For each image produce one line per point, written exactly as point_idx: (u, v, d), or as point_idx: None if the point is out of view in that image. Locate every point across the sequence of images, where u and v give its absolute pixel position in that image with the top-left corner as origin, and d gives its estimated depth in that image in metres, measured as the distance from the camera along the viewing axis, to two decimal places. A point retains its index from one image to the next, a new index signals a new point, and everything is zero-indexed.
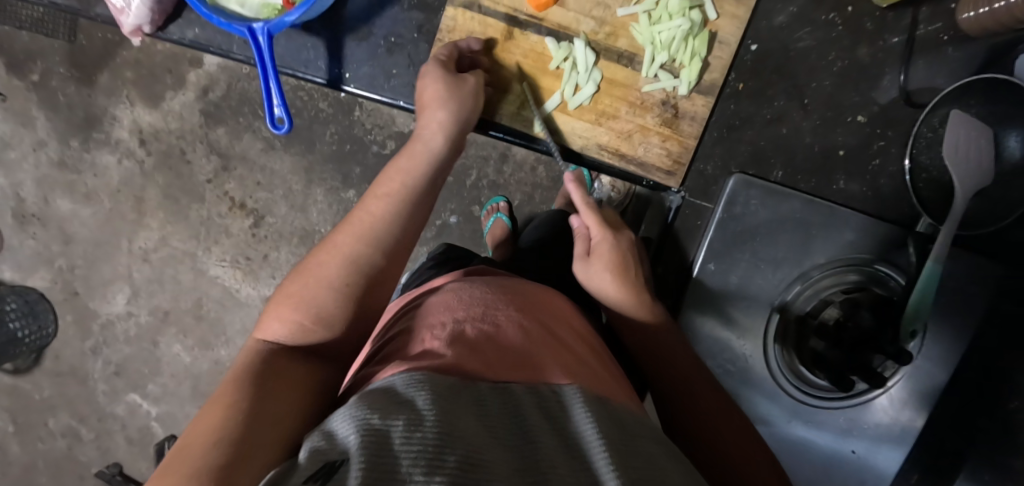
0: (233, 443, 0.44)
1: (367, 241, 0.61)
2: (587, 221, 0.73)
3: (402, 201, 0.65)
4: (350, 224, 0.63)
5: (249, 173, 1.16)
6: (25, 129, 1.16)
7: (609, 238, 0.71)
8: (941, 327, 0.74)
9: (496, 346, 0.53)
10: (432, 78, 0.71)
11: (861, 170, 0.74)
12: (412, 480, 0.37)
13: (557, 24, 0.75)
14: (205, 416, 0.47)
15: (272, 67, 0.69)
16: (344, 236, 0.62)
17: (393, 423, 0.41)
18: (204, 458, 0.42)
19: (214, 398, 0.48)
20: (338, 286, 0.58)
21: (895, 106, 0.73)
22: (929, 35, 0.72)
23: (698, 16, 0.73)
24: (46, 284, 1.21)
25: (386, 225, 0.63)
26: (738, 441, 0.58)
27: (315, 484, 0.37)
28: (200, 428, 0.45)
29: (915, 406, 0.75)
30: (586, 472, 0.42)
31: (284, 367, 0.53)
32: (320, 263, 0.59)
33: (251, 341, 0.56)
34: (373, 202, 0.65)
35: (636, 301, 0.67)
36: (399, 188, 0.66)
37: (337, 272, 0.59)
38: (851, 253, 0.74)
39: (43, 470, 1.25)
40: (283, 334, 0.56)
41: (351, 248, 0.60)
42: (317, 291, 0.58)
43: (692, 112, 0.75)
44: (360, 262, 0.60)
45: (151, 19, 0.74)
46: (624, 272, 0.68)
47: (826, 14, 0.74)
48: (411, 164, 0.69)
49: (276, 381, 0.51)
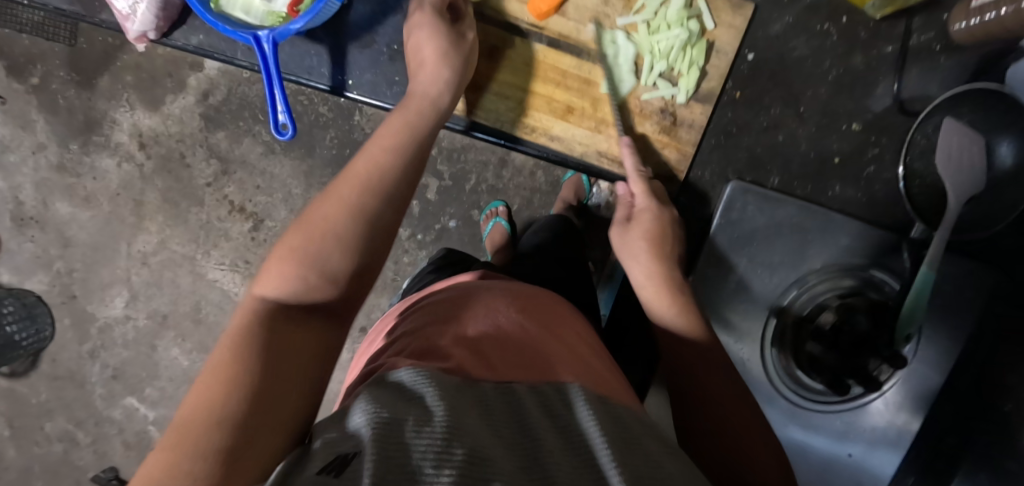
0: (239, 421, 0.42)
1: (370, 193, 0.58)
2: (633, 188, 0.74)
3: (406, 152, 0.62)
4: (350, 177, 0.59)
5: (249, 177, 1.16)
6: (24, 132, 1.16)
7: (654, 206, 0.72)
8: (936, 331, 0.75)
9: (501, 347, 0.54)
10: (428, 36, 0.70)
11: (856, 176, 0.76)
12: (421, 474, 0.38)
13: (558, 33, 0.76)
14: (202, 387, 0.45)
15: (276, 74, 0.69)
16: (346, 187, 0.58)
17: (402, 417, 0.41)
18: (208, 436, 0.41)
19: (211, 366, 0.46)
20: (343, 239, 0.55)
21: (889, 114, 0.75)
22: (922, 44, 0.73)
23: (696, 26, 0.74)
24: (44, 287, 1.21)
25: (388, 176, 0.60)
26: (744, 432, 0.55)
27: (328, 475, 0.37)
28: (198, 402, 0.44)
29: (911, 409, 0.75)
30: (590, 471, 0.43)
31: (285, 327, 0.50)
32: (324, 212, 0.56)
33: (248, 298, 0.52)
34: (375, 153, 0.61)
35: (665, 294, 0.66)
36: (403, 140, 0.63)
37: (342, 224, 0.55)
38: (846, 258, 0.75)
39: (39, 474, 1.25)
40: (283, 290, 0.52)
41: (353, 199, 0.57)
42: (320, 243, 0.54)
43: (690, 120, 0.76)
44: (364, 214, 0.57)
45: (156, 25, 0.74)
46: (660, 245, 0.70)
47: (821, 23, 0.75)
48: (413, 124, 0.66)
49: (280, 344, 0.48)
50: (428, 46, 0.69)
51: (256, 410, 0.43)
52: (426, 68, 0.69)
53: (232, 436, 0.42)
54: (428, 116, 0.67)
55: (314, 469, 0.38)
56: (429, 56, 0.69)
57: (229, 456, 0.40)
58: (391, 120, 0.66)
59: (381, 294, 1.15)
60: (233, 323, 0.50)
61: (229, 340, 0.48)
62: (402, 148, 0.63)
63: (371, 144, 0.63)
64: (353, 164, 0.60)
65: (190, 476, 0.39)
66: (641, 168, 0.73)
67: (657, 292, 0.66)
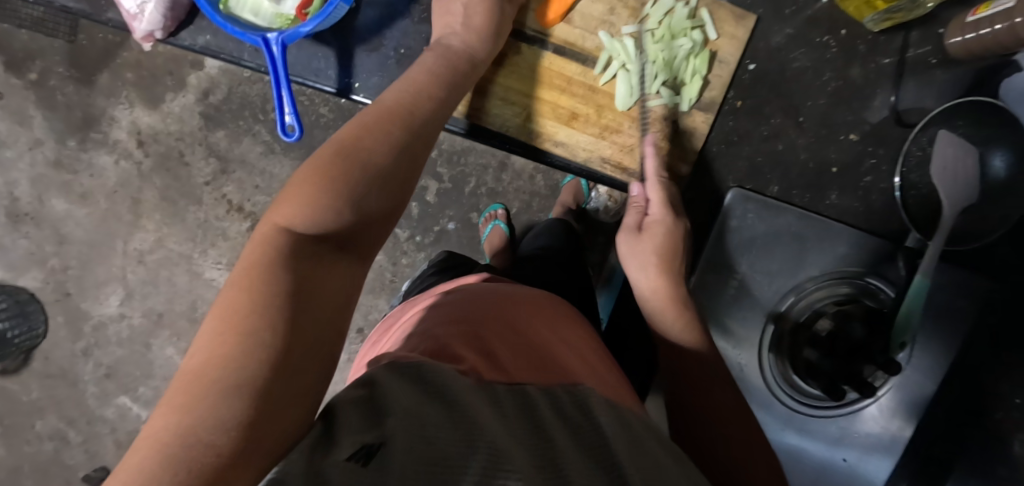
0: (259, 380, 0.41)
1: (404, 132, 0.61)
2: (650, 195, 0.74)
3: (434, 109, 0.65)
4: (382, 111, 0.61)
5: (248, 176, 1.16)
6: (21, 128, 1.15)
7: (671, 219, 0.72)
8: (929, 339, 0.76)
9: (512, 349, 0.56)
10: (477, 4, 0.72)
11: (854, 185, 0.78)
12: (444, 467, 0.39)
13: (564, 40, 0.77)
14: (220, 331, 0.43)
15: (284, 76, 0.70)
16: (377, 120, 0.60)
17: (426, 411, 0.42)
18: (226, 399, 0.40)
19: (228, 311, 0.44)
20: (377, 173, 0.56)
21: (886, 126, 0.76)
22: (918, 58, 0.75)
23: (699, 36, 0.75)
24: (38, 284, 1.20)
25: (423, 123, 0.63)
26: (739, 436, 0.59)
27: (355, 464, 0.37)
28: (217, 346, 0.42)
29: (904, 415, 0.77)
30: (603, 470, 0.44)
31: (310, 259, 0.49)
32: (362, 145, 0.57)
33: (268, 224, 0.51)
34: (407, 97, 0.64)
35: (671, 304, 0.67)
36: (430, 97, 0.65)
37: (377, 155, 0.57)
38: (842, 266, 0.76)
39: (28, 473, 1.23)
40: (308, 217, 0.51)
41: (388, 133, 0.59)
42: (354, 172, 0.55)
43: (692, 128, 0.77)
44: (398, 150, 0.59)
45: (163, 25, 0.75)
46: (671, 261, 0.70)
47: (821, 36, 0.76)
48: (442, 79, 0.68)
49: (309, 275, 0.48)
50: (478, 15, 0.72)
51: (278, 368, 0.42)
52: (462, 34, 0.72)
53: (252, 398, 0.41)
54: (461, 77, 0.69)
55: (341, 457, 0.38)
56: (477, 22, 0.72)
57: (249, 424, 0.40)
58: (418, 71, 0.68)
59: (379, 296, 1.15)
60: (253, 252, 0.48)
61: (249, 277, 0.46)
62: (435, 99, 0.65)
63: (398, 90, 0.65)
64: (382, 99, 0.63)
65: (212, 449, 0.38)
66: (660, 174, 0.74)
67: (665, 301, 0.68)
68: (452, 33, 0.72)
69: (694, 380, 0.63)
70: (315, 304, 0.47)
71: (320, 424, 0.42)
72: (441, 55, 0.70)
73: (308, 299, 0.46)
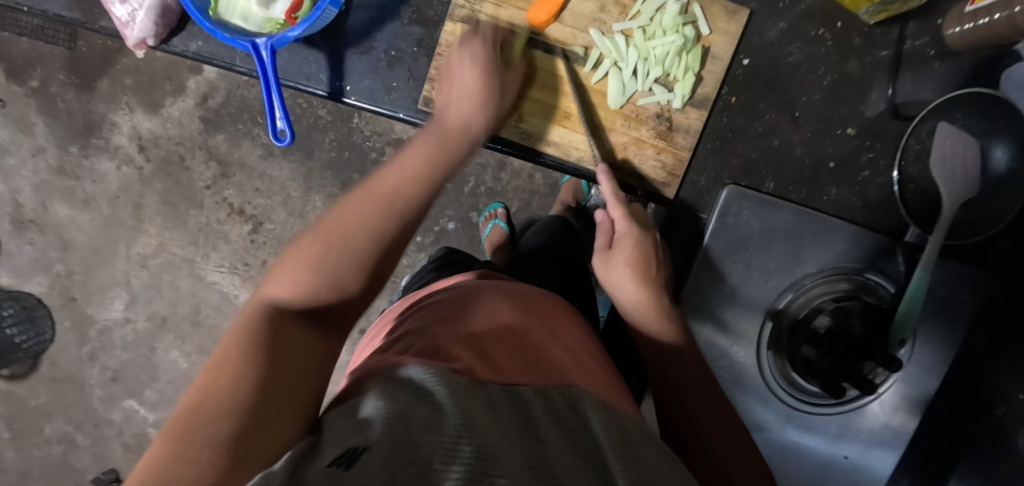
0: (244, 413, 0.45)
1: (388, 211, 0.62)
2: (613, 214, 0.74)
3: (428, 169, 0.67)
4: (373, 193, 0.63)
5: (248, 179, 1.17)
6: (23, 135, 1.16)
7: (634, 232, 0.73)
8: (930, 334, 0.76)
9: (506, 351, 0.55)
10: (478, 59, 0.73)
11: (851, 181, 0.76)
12: (431, 469, 0.39)
13: (555, 39, 0.76)
14: (212, 379, 0.48)
15: (274, 81, 0.70)
16: (364, 201, 0.62)
17: (412, 414, 0.42)
18: (216, 426, 0.44)
19: (219, 361, 0.49)
20: (359, 261, 0.59)
21: (884, 119, 0.75)
22: (916, 50, 0.74)
23: (691, 32, 0.75)
24: (44, 290, 1.21)
25: (412, 197, 0.64)
26: (727, 446, 0.59)
27: (339, 468, 0.37)
28: (208, 391, 0.47)
29: (908, 408, 0.77)
30: (594, 473, 0.44)
31: (289, 328, 0.53)
32: (342, 224, 0.60)
33: (258, 299, 0.56)
34: (402, 174, 0.65)
35: (655, 314, 0.67)
36: (423, 155, 0.67)
37: (360, 243, 0.59)
38: (841, 263, 0.76)
39: (39, 477, 1.25)
40: (291, 294, 0.56)
41: (372, 215, 0.61)
42: (336, 260, 0.58)
43: (686, 125, 0.77)
44: (383, 233, 0.61)
45: (155, 32, 0.75)
46: (646, 268, 0.70)
47: (816, 29, 0.75)
48: (434, 138, 0.70)
49: (287, 349, 0.51)
50: (472, 81, 0.72)
51: (258, 406, 0.46)
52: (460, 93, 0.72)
53: (238, 426, 0.44)
54: (456, 146, 0.70)
55: (324, 462, 0.39)
56: (472, 88, 0.72)
57: (235, 444, 0.43)
58: (415, 147, 0.69)
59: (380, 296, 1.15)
60: (243, 323, 0.53)
61: (237, 344, 0.50)
62: (427, 171, 0.67)
63: (397, 164, 0.66)
64: (377, 177, 0.65)
65: (194, 465, 0.41)
66: (618, 194, 0.74)
67: (651, 311, 0.68)
68: (452, 104, 0.73)
69: (687, 380, 0.64)
70: (291, 368, 0.50)
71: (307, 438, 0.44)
72: (433, 131, 0.71)
73: (286, 362, 0.50)
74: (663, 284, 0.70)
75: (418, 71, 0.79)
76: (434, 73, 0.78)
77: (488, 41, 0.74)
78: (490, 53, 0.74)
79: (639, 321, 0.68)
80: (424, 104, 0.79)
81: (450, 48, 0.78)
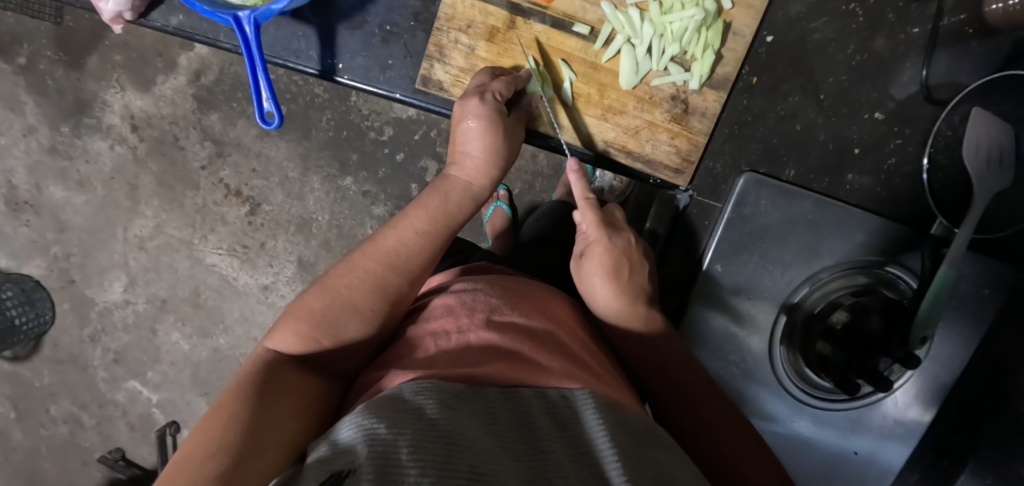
0: (232, 453, 0.43)
1: (391, 273, 0.59)
2: (585, 218, 0.68)
3: (433, 231, 0.64)
4: (373, 251, 0.60)
5: (244, 159, 1.14)
6: (15, 114, 1.13)
7: (605, 238, 0.67)
8: (951, 329, 0.72)
9: (502, 351, 0.51)
10: (484, 114, 0.67)
11: (876, 167, 0.72)
12: None
13: (562, 13, 0.72)
14: (206, 423, 0.46)
15: (259, 58, 0.66)
16: (364, 259, 0.60)
17: (398, 434, 0.40)
18: (203, 466, 0.42)
19: (210, 412, 0.47)
20: (361, 311, 0.56)
21: (914, 102, 0.70)
22: (952, 28, 0.68)
23: (713, 5, 0.69)
24: (42, 272, 1.19)
25: (414, 254, 0.61)
26: (728, 429, 0.56)
27: None
28: (201, 437, 0.45)
29: (923, 404, 0.73)
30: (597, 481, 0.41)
31: (287, 377, 0.51)
32: (347, 286, 0.57)
33: (258, 347, 0.55)
34: (404, 233, 0.62)
35: (631, 313, 0.64)
36: (427, 211, 0.65)
37: (363, 297, 0.57)
38: (861, 255, 0.72)
39: (46, 455, 1.25)
40: (291, 346, 0.54)
41: (374, 273, 0.59)
42: (334, 311, 0.56)
43: (703, 108, 0.72)
44: (385, 288, 0.58)
45: (131, 5, 0.71)
46: (619, 273, 0.65)
47: (845, 4, 0.70)
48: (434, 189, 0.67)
49: (275, 399, 0.49)
50: (475, 142, 0.68)
51: (247, 445, 0.44)
52: (461, 137, 0.69)
53: (228, 466, 0.42)
54: (458, 208, 0.67)
55: None
56: (477, 149, 0.68)
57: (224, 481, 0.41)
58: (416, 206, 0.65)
59: None
60: (239, 374, 0.51)
61: (229, 396, 0.48)
62: (430, 236, 0.63)
63: (399, 221, 0.63)
64: (379, 236, 0.62)
65: None
66: (588, 195, 0.68)
67: (626, 310, 0.63)
68: (455, 159, 0.69)
69: (679, 360, 0.62)
70: (277, 415, 0.47)
71: (293, 467, 0.42)
72: (436, 189, 0.67)
73: (276, 412, 0.48)
74: (640, 289, 0.66)
75: (414, 48, 0.75)
76: (433, 49, 0.73)
77: (489, 97, 0.68)
78: (491, 108, 0.67)
79: (612, 323, 0.64)
80: (422, 84, 0.74)
81: (451, 21, 0.73)
